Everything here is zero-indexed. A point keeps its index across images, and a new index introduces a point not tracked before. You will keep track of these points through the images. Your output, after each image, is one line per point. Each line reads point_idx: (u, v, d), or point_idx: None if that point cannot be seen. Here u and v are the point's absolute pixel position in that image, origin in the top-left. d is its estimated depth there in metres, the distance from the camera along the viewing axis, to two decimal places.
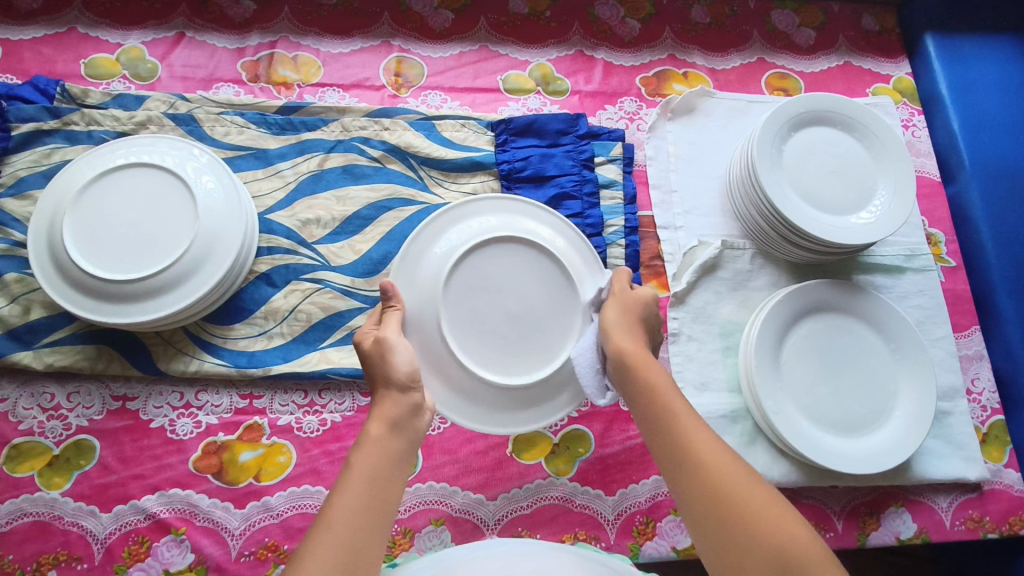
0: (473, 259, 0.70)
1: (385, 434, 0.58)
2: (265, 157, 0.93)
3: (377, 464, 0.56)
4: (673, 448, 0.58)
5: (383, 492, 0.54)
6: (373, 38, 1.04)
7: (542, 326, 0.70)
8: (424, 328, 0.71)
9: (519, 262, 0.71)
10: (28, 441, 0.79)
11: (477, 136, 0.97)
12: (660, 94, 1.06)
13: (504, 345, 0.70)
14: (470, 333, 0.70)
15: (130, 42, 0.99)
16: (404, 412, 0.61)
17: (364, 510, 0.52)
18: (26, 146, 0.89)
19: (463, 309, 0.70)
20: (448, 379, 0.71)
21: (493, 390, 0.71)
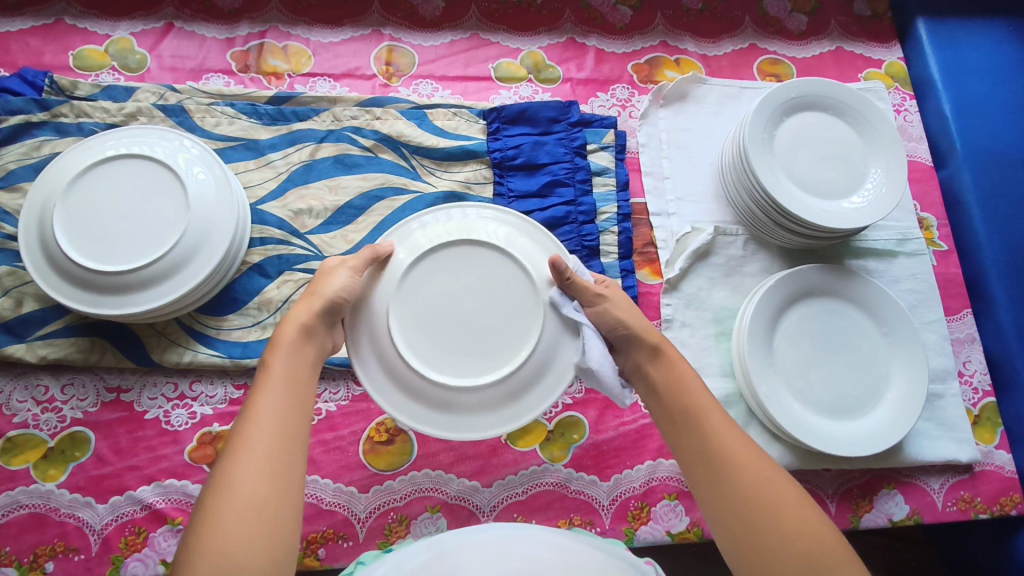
0: (403, 299, 0.67)
1: (297, 338, 0.63)
2: (256, 147, 0.92)
3: (293, 364, 0.61)
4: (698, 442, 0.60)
5: (299, 385, 0.60)
6: (363, 27, 1.04)
7: (493, 295, 0.68)
8: (426, 399, 0.67)
9: (427, 278, 0.68)
10: (23, 434, 0.79)
11: (469, 125, 0.97)
12: (653, 80, 1.06)
13: (502, 334, 0.67)
14: (461, 364, 0.66)
15: (118, 33, 0.98)
16: (320, 321, 0.65)
17: (286, 401, 0.57)
18: (15, 139, 0.88)
19: (436, 342, 0.66)
20: (487, 402, 0.67)
21: (516, 382, 0.67)
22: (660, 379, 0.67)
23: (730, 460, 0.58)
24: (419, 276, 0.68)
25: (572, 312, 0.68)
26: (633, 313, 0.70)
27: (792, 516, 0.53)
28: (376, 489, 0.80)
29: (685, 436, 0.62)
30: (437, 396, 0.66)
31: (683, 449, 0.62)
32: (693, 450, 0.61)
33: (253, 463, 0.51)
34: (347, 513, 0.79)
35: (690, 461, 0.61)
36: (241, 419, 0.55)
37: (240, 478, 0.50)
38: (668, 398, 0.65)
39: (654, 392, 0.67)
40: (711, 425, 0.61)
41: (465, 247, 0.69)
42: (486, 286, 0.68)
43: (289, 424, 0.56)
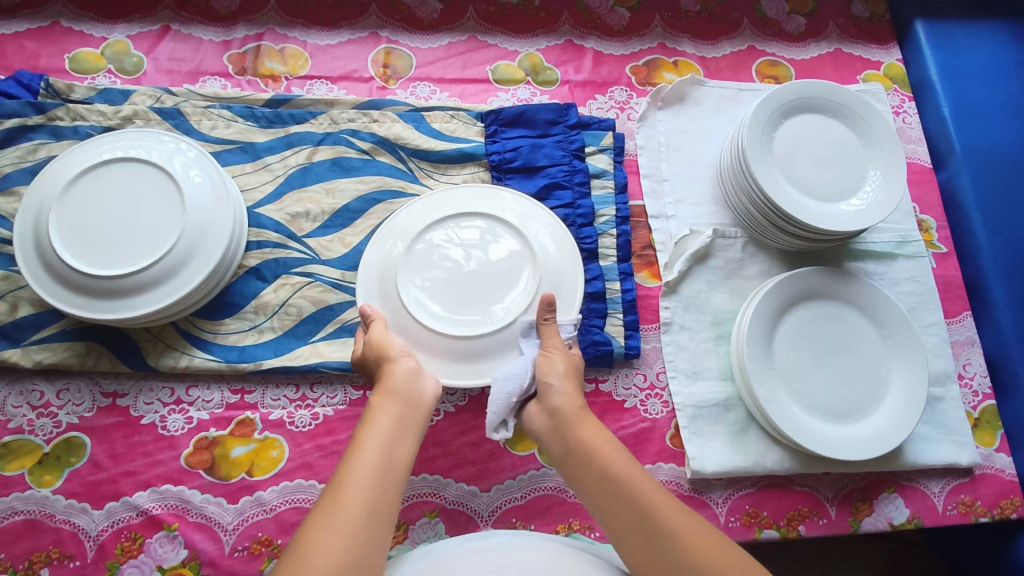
0: (409, 262, 0.78)
1: (389, 402, 0.63)
2: (253, 150, 0.92)
3: (386, 429, 0.60)
4: (631, 512, 0.58)
5: (392, 453, 0.59)
6: (360, 30, 1.03)
7: (485, 262, 0.79)
8: (432, 346, 0.76)
9: (429, 249, 0.79)
10: (18, 439, 0.78)
11: (466, 127, 0.97)
12: (651, 82, 1.05)
13: (490, 292, 0.78)
14: (467, 314, 0.77)
15: (114, 36, 0.98)
16: (406, 380, 0.65)
17: (378, 471, 0.56)
18: (10, 142, 0.88)
19: (435, 298, 0.77)
20: (474, 350, 0.75)
21: (499, 335, 0.75)
22: (584, 444, 0.64)
23: (653, 520, 0.57)
24: (425, 244, 0.79)
25: (529, 346, 0.75)
26: (566, 372, 0.70)
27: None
28: None
29: (615, 505, 0.59)
30: (429, 342, 0.75)
31: (615, 521, 0.59)
32: (619, 515, 0.59)
33: (336, 536, 0.51)
34: None
35: (625, 533, 0.58)
36: (331, 487, 0.55)
37: (324, 549, 0.50)
38: (586, 461, 0.63)
39: (571, 455, 0.65)
40: (641, 490, 0.59)
41: (459, 220, 0.81)
42: (480, 255, 0.79)
43: (378, 498, 0.55)
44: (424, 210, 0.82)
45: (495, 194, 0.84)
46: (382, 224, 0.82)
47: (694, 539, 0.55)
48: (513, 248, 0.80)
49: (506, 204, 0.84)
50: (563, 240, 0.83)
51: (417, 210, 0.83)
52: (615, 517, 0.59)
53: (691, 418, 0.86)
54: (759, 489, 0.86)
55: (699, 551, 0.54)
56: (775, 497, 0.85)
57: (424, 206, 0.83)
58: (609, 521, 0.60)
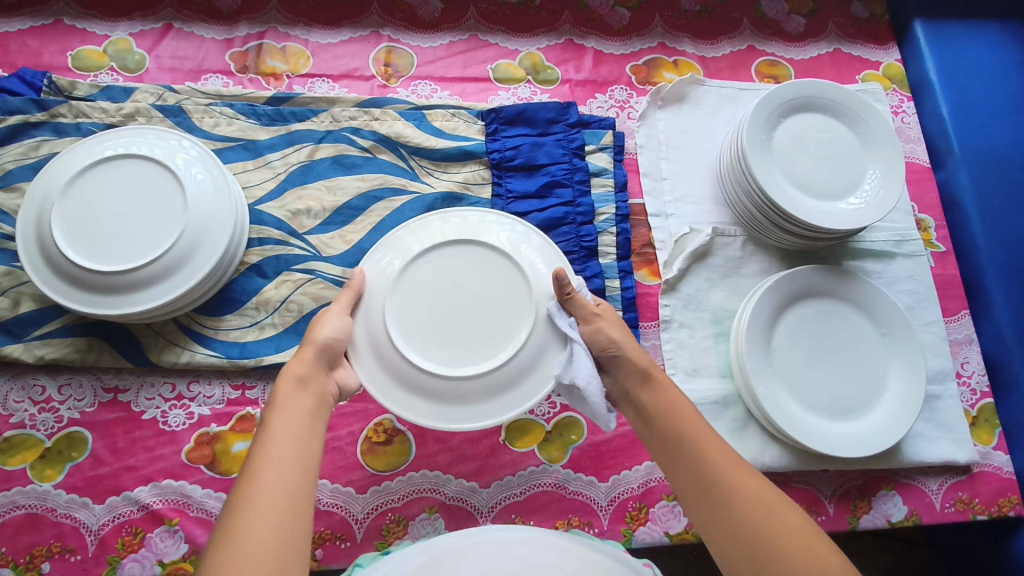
0: (402, 292, 0.71)
1: (293, 390, 0.62)
2: (255, 148, 0.93)
3: (294, 417, 0.60)
4: (696, 470, 0.61)
5: (305, 444, 0.59)
6: (362, 28, 1.03)
7: (489, 299, 0.70)
8: (422, 388, 0.69)
9: (408, 303, 0.70)
10: (20, 434, 0.79)
11: (467, 126, 0.97)
12: (651, 81, 1.05)
13: (490, 332, 0.69)
14: (463, 354, 0.69)
15: (117, 34, 0.98)
16: (313, 371, 0.65)
17: (291, 459, 0.56)
18: (14, 139, 0.88)
19: (427, 335, 0.69)
20: (468, 394, 0.68)
21: (498, 377, 0.68)
22: (650, 403, 0.67)
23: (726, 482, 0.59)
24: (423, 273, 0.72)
25: (567, 326, 0.69)
26: (624, 338, 0.71)
27: (794, 540, 0.54)
28: (374, 490, 0.80)
29: (682, 464, 0.63)
30: (420, 382, 0.68)
31: (681, 480, 0.62)
32: (686, 474, 0.62)
33: (258, 522, 0.51)
34: (345, 514, 0.79)
35: (690, 492, 0.61)
36: (245, 477, 0.54)
37: (250, 533, 0.50)
38: (660, 421, 0.66)
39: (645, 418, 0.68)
40: (707, 452, 0.61)
41: (462, 248, 0.73)
42: (484, 290, 0.71)
43: (295, 481, 0.55)
44: (426, 234, 0.75)
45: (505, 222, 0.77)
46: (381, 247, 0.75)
47: (765, 505, 0.57)
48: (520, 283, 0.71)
49: (514, 233, 0.76)
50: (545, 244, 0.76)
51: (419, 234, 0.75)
52: (687, 479, 0.62)
53: None
54: None
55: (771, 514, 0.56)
56: None
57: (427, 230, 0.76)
58: (676, 479, 0.63)
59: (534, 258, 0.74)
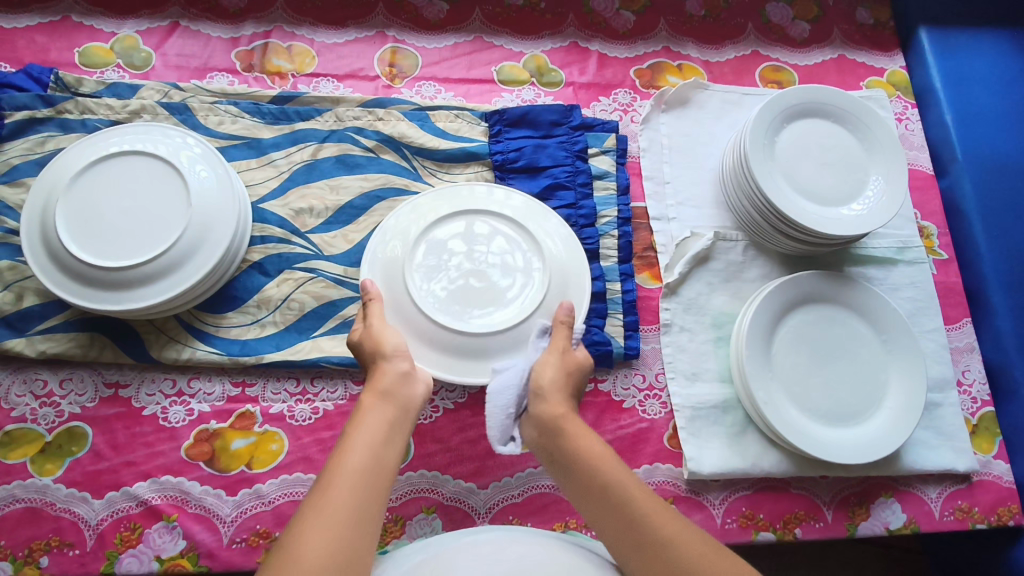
0: (417, 269, 0.79)
1: (378, 401, 0.62)
2: (259, 146, 0.93)
3: (376, 431, 0.59)
4: (624, 516, 0.56)
5: (381, 456, 0.57)
6: (367, 28, 1.03)
7: (493, 257, 0.81)
8: (459, 348, 0.77)
9: (429, 273, 0.80)
10: (21, 428, 0.79)
11: (470, 127, 0.98)
12: (655, 85, 1.05)
13: (503, 286, 0.80)
14: (484, 309, 0.79)
15: (124, 32, 0.98)
16: (397, 381, 0.64)
17: (367, 472, 0.55)
18: (20, 135, 0.89)
19: (451, 301, 0.79)
20: (499, 344, 0.77)
21: (519, 331, 0.77)
22: (568, 447, 0.63)
23: (647, 527, 0.55)
24: (428, 248, 0.81)
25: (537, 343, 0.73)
26: (558, 375, 0.68)
27: None
28: None
29: (603, 512, 0.58)
30: (456, 344, 0.77)
31: (606, 529, 0.57)
32: (610, 520, 0.57)
33: (321, 536, 0.49)
34: None
35: (615, 542, 0.56)
36: (318, 486, 0.54)
37: (310, 547, 0.48)
38: (571, 468, 0.62)
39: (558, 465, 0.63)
40: (633, 498, 0.57)
41: (455, 218, 0.83)
42: (487, 251, 0.81)
43: (365, 499, 0.53)
44: (421, 215, 0.82)
45: (489, 190, 0.86)
46: (382, 231, 0.82)
47: (697, 549, 0.53)
48: (517, 235, 0.83)
49: (499, 197, 0.86)
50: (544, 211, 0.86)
51: (414, 215, 0.83)
52: (607, 527, 0.57)
53: (689, 419, 0.87)
54: (756, 491, 0.86)
55: (700, 559, 0.52)
56: (771, 500, 0.85)
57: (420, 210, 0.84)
58: (599, 529, 0.58)
59: (523, 219, 0.83)
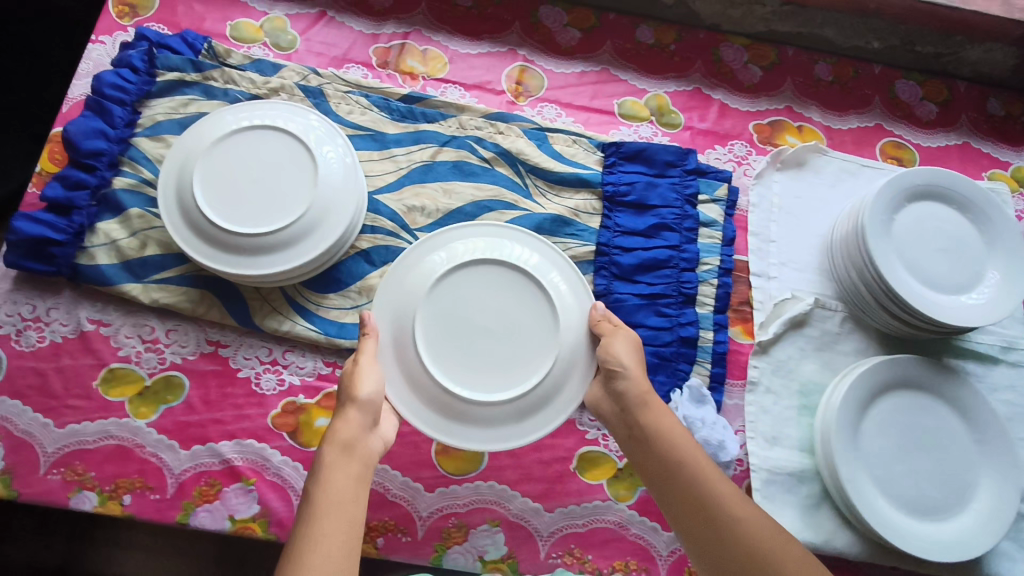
0: (430, 313, 0.76)
1: (339, 457, 0.65)
2: (382, 140, 0.97)
3: (340, 490, 0.63)
4: (666, 460, 0.69)
5: (349, 514, 0.61)
6: (500, 45, 1.05)
7: (514, 321, 0.77)
8: (456, 411, 0.75)
9: (436, 322, 0.76)
10: (124, 368, 0.83)
11: (587, 155, 0.99)
12: (773, 143, 1.05)
13: (514, 352, 0.76)
14: (490, 373, 0.76)
15: (275, 13, 1.02)
16: (358, 435, 0.68)
17: (337, 533, 0.59)
18: (167, 94, 0.93)
19: (455, 359, 0.75)
20: (494, 416, 0.75)
21: (518, 406, 0.75)
22: (630, 396, 0.74)
23: (691, 473, 0.68)
24: (449, 290, 0.77)
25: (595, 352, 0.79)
26: (634, 363, 0.75)
27: (745, 526, 0.63)
28: (441, 491, 0.81)
29: (653, 454, 0.71)
30: (452, 406, 0.75)
31: (652, 466, 0.71)
32: (654, 461, 0.70)
33: None
34: (410, 509, 0.80)
35: (661, 479, 0.69)
36: (291, 555, 0.57)
37: None
38: (653, 444, 0.71)
39: (636, 438, 0.72)
40: (678, 445, 0.70)
41: (486, 266, 0.79)
42: (508, 311, 0.77)
43: (343, 559, 0.57)
44: (450, 254, 0.79)
45: (530, 241, 0.83)
46: (409, 259, 0.80)
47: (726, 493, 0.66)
48: (542, 301, 0.78)
49: (538, 255, 0.82)
50: (564, 267, 0.82)
51: (443, 252, 0.80)
52: (652, 467, 0.71)
53: (764, 482, 0.86)
54: None
55: (726, 499, 0.66)
56: None
57: (453, 248, 0.80)
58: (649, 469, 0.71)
59: (558, 286, 0.80)
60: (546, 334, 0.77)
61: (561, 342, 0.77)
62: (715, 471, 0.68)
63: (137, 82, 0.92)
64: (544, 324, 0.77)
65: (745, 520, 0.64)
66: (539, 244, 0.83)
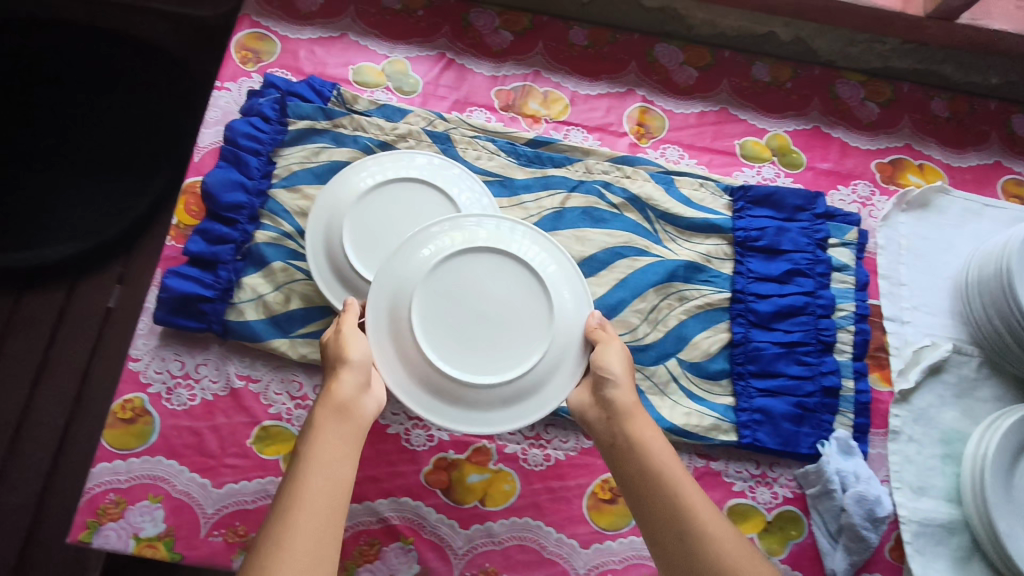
0: (429, 293, 0.72)
1: (332, 418, 0.63)
2: (511, 186, 0.96)
3: (329, 451, 0.60)
4: (648, 472, 0.65)
5: (332, 500, 0.57)
6: (619, 85, 1.04)
7: (518, 309, 0.73)
8: (448, 393, 0.72)
9: (433, 308, 0.72)
10: (276, 425, 0.83)
11: (714, 198, 0.99)
12: (895, 182, 1.05)
13: (513, 340, 0.72)
14: (489, 360, 0.72)
15: (395, 55, 1.01)
16: (349, 397, 0.65)
17: (324, 499, 0.57)
18: (298, 143, 0.92)
19: (451, 342, 0.72)
20: (480, 401, 0.72)
21: (508, 395, 0.73)
22: (620, 404, 0.70)
23: (677, 489, 0.64)
24: (452, 271, 0.73)
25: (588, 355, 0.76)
26: (623, 368, 0.72)
27: (728, 545, 0.61)
28: (596, 547, 0.82)
29: (632, 464, 0.67)
30: (447, 389, 0.72)
31: (628, 476, 0.67)
32: (633, 471, 0.66)
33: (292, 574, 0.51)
34: (567, 566, 0.81)
35: (637, 490, 0.66)
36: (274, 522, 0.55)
37: None
38: (631, 455, 0.67)
39: (620, 452, 0.68)
40: (658, 458, 0.66)
41: (491, 251, 0.74)
42: (511, 298, 0.73)
43: (326, 528, 0.55)
44: (460, 232, 0.75)
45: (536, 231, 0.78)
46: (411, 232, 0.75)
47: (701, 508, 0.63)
48: (545, 294, 0.74)
49: (545, 247, 0.78)
50: (571, 267, 0.78)
51: (451, 228, 0.75)
52: (630, 478, 0.67)
53: (915, 534, 0.86)
54: None
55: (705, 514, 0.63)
56: None
57: (463, 226, 0.76)
58: (625, 478, 0.67)
59: (561, 283, 0.76)
60: (544, 326, 0.74)
61: (557, 337, 0.74)
62: (702, 501, 0.64)
63: (270, 132, 0.92)
64: (545, 317, 0.74)
65: (720, 537, 0.61)
66: (537, 232, 0.78)
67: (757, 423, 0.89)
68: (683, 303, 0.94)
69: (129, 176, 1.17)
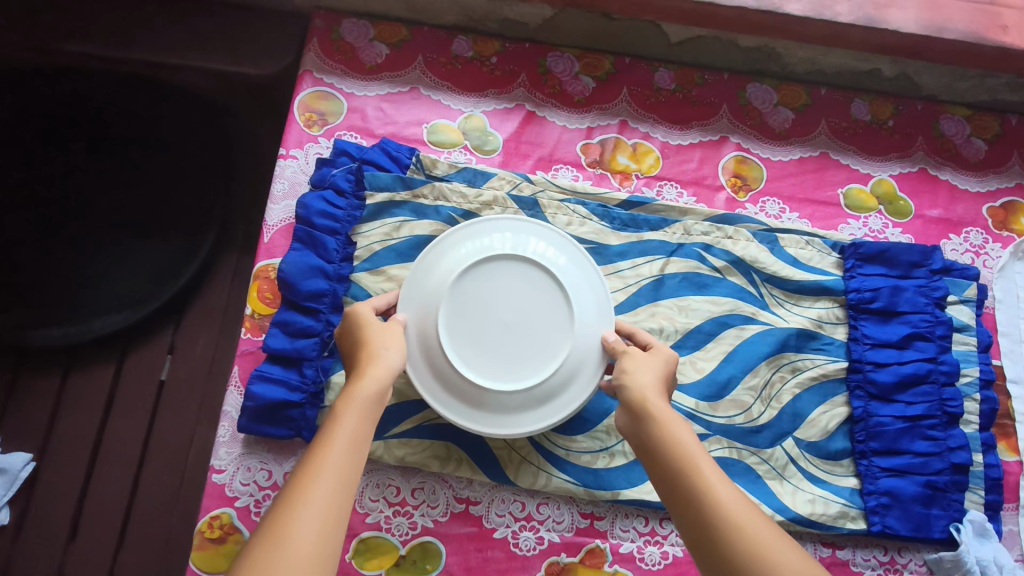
0: (456, 297, 0.73)
1: (363, 397, 0.57)
2: (606, 253, 0.88)
3: (354, 430, 0.54)
4: (682, 485, 0.56)
5: (351, 480, 0.51)
6: (711, 132, 0.96)
7: (542, 315, 0.73)
8: (467, 394, 0.72)
9: (458, 305, 0.73)
10: (376, 536, 0.76)
11: (822, 256, 0.91)
12: (1009, 228, 0.97)
13: (534, 344, 0.72)
14: (509, 364, 0.72)
15: (473, 111, 0.93)
16: (378, 383, 0.59)
17: (337, 476, 0.50)
18: (376, 218, 0.84)
19: (472, 344, 0.72)
20: (499, 404, 0.72)
21: (524, 399, 0.72)
22: (648, 409, 0.62)
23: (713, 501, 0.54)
24: (477, 277, 0.73)
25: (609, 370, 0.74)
26: (649, 372, 0.67)
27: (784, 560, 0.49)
28: None
29: (668, 479, 0.58)
30: (468, 390, 0.71)
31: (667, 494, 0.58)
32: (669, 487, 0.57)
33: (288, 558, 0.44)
34: None
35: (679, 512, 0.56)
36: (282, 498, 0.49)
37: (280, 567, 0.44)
38: (665, 471, 0.58)
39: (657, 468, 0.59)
40: (695, 467, 0.57)
41: (518, 258, 0.74)
42: (534, 304, 0.74)
43: (333, 512, 0.48)
44: (490, 239, 0.76)
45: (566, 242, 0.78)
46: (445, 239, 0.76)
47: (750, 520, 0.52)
48: (568, 303, 0.74)
49: (574, 259, 0.77)
50: (597, 280, 0.77)
51: (481, 235, 0.77)
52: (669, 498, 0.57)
53: None
54: None
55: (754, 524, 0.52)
56: None
57: (492, 233, 0.77)
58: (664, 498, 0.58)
59: (587, 295, 0.75)
60: (564, 332, 0.73)
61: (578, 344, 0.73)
62: (747, 512, 0.53)
63: (346, 208, 0.83)
64: (566, 324, 0.73)
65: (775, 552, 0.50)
66: (564, 244, 0.78)
67: (885, 508, 0.82)
68: (796, 375, 0.87)
69: (176, 240, 1.08)
